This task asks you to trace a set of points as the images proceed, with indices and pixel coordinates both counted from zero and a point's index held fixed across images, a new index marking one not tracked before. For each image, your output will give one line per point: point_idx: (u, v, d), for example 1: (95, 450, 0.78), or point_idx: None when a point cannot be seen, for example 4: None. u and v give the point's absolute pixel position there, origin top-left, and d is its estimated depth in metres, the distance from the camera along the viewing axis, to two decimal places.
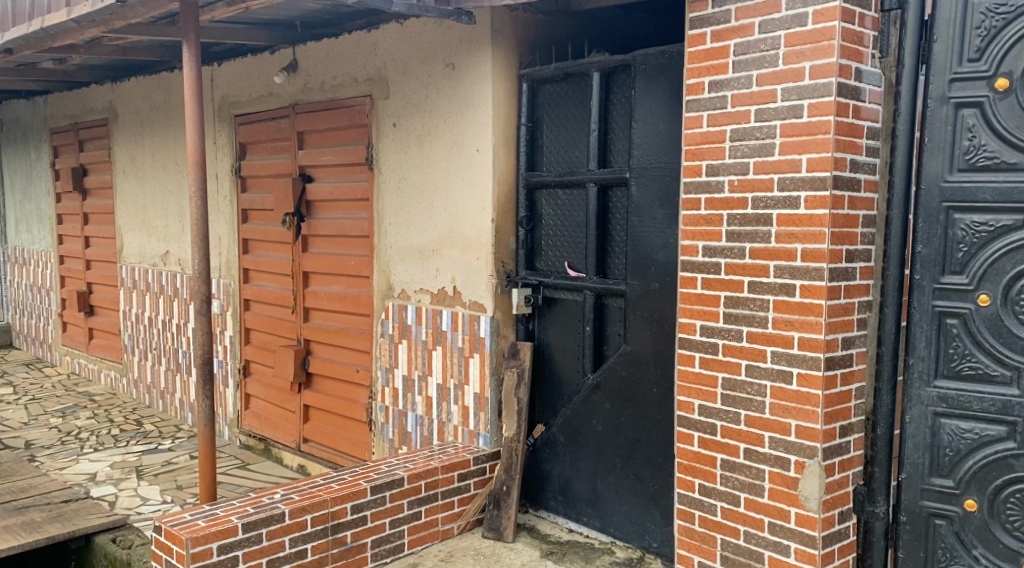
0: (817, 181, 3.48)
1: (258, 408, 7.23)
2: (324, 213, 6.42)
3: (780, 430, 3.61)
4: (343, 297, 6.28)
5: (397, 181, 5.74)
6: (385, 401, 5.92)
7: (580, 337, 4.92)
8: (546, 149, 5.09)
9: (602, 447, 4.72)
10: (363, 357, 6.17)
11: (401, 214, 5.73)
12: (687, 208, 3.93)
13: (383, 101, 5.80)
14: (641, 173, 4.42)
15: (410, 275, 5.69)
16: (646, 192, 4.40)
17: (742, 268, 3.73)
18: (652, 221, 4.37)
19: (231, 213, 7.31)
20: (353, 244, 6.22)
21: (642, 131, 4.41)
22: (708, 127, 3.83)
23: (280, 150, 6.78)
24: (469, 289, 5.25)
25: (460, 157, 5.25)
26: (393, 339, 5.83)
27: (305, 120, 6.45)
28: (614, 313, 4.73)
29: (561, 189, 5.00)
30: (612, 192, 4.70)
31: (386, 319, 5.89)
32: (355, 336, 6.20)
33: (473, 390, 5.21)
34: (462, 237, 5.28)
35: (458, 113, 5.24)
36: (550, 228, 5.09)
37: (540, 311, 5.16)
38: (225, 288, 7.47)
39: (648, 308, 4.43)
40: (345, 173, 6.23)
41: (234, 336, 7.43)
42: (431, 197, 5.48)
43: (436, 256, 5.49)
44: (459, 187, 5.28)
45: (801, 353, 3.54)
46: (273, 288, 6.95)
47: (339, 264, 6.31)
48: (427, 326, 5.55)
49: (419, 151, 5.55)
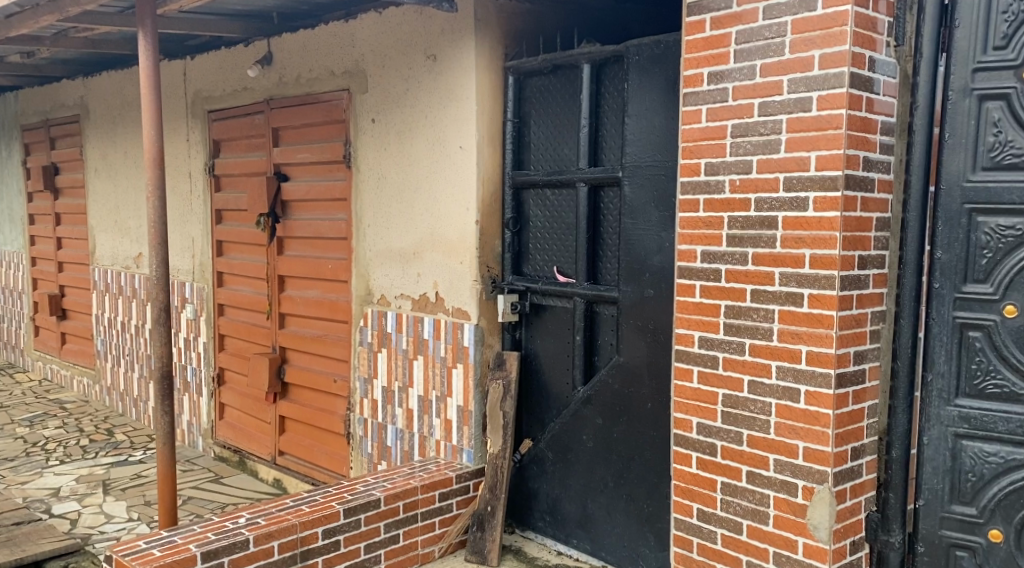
0: (827, 180, 3.18)
1: (232, 418, 6.94)
2: (300, 213, 6.12)
3: (786, 452, 3.31)
4: (320, 302, 5.97)
5: (377, 181, 5.43)
6: (363, 413, 5.61)
7: (570, 347, 4.61)
8: (534, 147, 4.79)
9: (593, 465, 4.42)
10: (341, 366, 5.87)
11: (381, 215, 5.42)
12: (684, 209, 3.62)
13: (361, 96, 5.48)
14: (634, 173, 4.11)
15: (390, 280, 5.38)
16: (640, 193, 4.09)
17: (744, 275, 3.42)
18: (646, 223, 4.07)
19: (205, 214, 7.01)
20: (330, 247, 5.91)
21: (636, 127, 4.10)
22: (707, 122, 3.52)
23: (254, 148, 6.46)
24: (451, 295, 4.93)
25: (443, 155, 4.94)
26: (371, 347, 5.52)
27: (281, 115, 6.13)
28: (606, 322, 4.42)
29: (549, 189, 4.70)
30: (604, 192, 4.39)
31: (365, 326, 5.57)
32: (332, 343, 5.89)
33: (456, 403, 4.91)
34: (445, 240, 4.97)
35: (440, 107, 4.93)
36: (539, 230, 4.79)
37: (528, 319, 4.85)
38: (199, 292, 7.17)
39: (643, 317, 4.12)
40: (322, 172, 5.92)
41: (208, 342, 7.13)
42: (413, 197, 5.16)
43: (417, 260, 5.18)
44: (441, 187, 4.96)
45: (810, 369, 3.24)
46: (248, 293, 6.67)
47: (315, 267, 6.00)
48: (408, 334, 5.24)
49: (400, 148, 5.23)
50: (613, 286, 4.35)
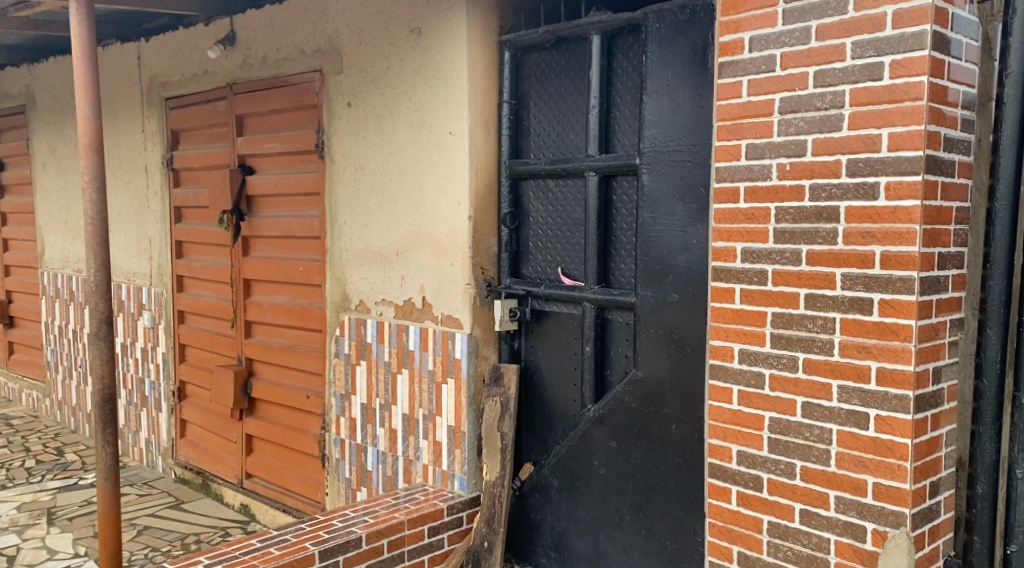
0: (903, 162, 2.64)
1: (194, 437, 6.34)
2: (267, 210, 5.53)
3: (851, 489, 2.78)
4: (290, 308, 5.38)
5: (354, 173, 4.84)
6: (340, 433, 5.02)
7: (577, 360, 4.05)
8: (533, 132, 4.22)
9: (606, 495, 3.86)
10: (315, 380, 5.29)
11: (359, 211, 4.83)
12: (720, 201, 3.07)
13: (335, 77, 4.89)
14: (654, 159, 3.57)
15: (369, 284, 4.80)
16: (664, 183, 3.54)
17: (797, 277, 2.88)
18: (669, 217, 3.53)
19: (163, 212, 6.38)
20: (302, 247, 5.32)
21: (655, 105, 3.56)
22: (749, 97, 2.97)
23: (217, 138, 5.86)
24: (440, 301, 4.36)
25: (430, 142, 4.36)
26: (349, 359, 4.93)
27: (246, 101, 5.53)
28: (619, 331, 3.87)
29: (551, 180, 4.14)
30: (616, 182, 3.84)
31: (342, 336, 4.98)
32: (304, 355, 5.31)
33: (447, 423, 4.34)
34: (433, 239, 4.39)
35: (426, 88, 4.36)
36: (539, 228, 4.22)
37: (527, 327, 4.29)
38: (157, 298, 6.54)
39: (667, 326, 3.57)
40: (291, 163, 5.33)
41: (167, 353, 6.51)
42: (396, 190, 4.59)
43: (400, 261, 4.60)
44: (428, 179, 4.39)
45: (881, 390, 2.70)
46: (211, 298, 6.07)
47: (285, 270, 5.40)
48: (390, 344, 4.66)
49: (380, 136, 4.65)
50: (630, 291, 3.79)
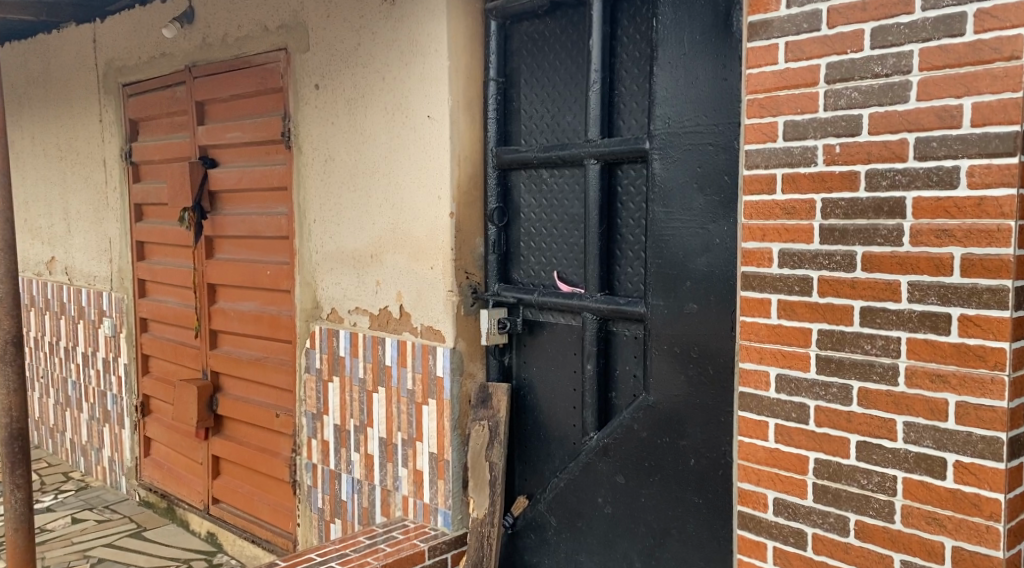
0: (993, 138, 2.07)
1: (159, 456, 5.79)
2: (232, 207, 4.97)
3: (923, 553, 2.21)
4: (258, 317, 4.83)
5: (325, 165, 4.28)
6: (312, 458, 4.46)
7: (576, 379, 3.48)
8: (524, 114, 3.65)
9: (613, 538, 3.29)
10: (284, 397, 4.73)
11: (330, 208, 4.27)
12: (749, 192, 2.53)
13: (301, 56, 4.32)
14: (668, 143, 3.01)
15: (342, 290, 4.24)
16: (680, 170, 2.98)
17: (850, 286, 2.32)
18: (686, 211, 2.97)
19: (123, 210, 5.82)
20: (268, 247, 4.76)
21: (668, 78, 3.00)
22: (787, 64, 2.42)
23: (178, 128, 5.29)
24: (421, 310, 3.81)
25: (407, 127, 3.81)
26: (321, 375, 4.37)
27: (206, 86, 4.96)
28: (624, 346, 3.30)
29: (545, 169, 3.56)
30: (622, 170, 3.27)
31: (312, 349, 4.42)
32: (273, 369, 4.76)
33: (428, 450, 3.80)
34: (411, 238, 3.84)
35: (401, 65, 3.80)
36: (532, 226, 3.65)
37: (519, 339, 3.72)
38: (118, 304, 5.98)
39: (683, 341, 3.01)
40: (256, 154, 4.77)
41: (129, 365, 5.95)
42: (370, 183, 4.03)
43: (375, 264, 4.04)
44: (406, 169, 3.83)
45: (963, 431, 2.14)
46: (174, 305, 5.52)
47: (251, 273, 4.85)
48: (365, 359, 4.11)
49: (352, 121, 4.09)
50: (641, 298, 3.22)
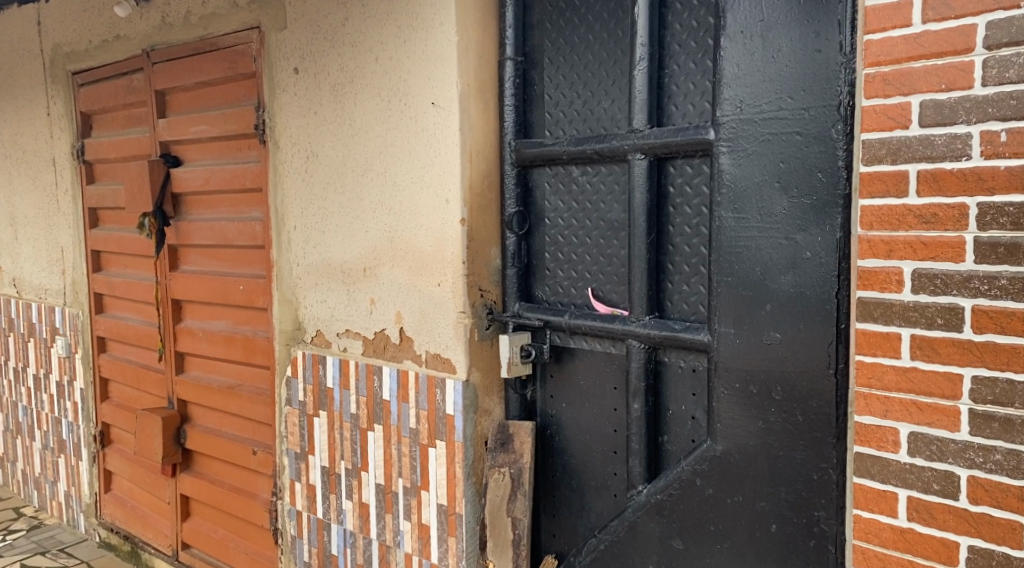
0: None
1: (120, 492, 5.13)
2: (198, 212, 4.33)
3: None
4: (230, 338, 4.20)
5: (307, 163, 3.66)
6: (296, 503, 3.85)
7: (617, 419, 2.89)
8: (547, 100, 3.05)
9: None
10: (263, 432, 4.11)
11: (314, 213, 3.66)
12: (865, 195, 1.98)
13: (277, 35, 3.69)
14: (740, 132, 2.43)
15: (331, 308, 3.63)
16: (756, 167, 2.40)
17: (1021, 320, 1.78)
18: (765, 218, 2.38)
19: (75, 215, 5.14)
20: (240, 258, 4.12)
21: (740, 51, 2.40)
22: (925, 26, 1.86)
23: (135, 121, 4.63)
24: (427, 335, 3.22)
25: (406, 116, 3.21)
26: (305, 409, 3.75)
27: (165, 72, 4.29)
28: (677, 381, 2.72)
29: (576, 166, 2.97)
30: (674, 167, 2.68)
31: (294, 379, 3.80)
32: (249, 399, 4.13)
33: (436, 501, 3.21)
34: (413, 250, 3.24)
35: (398, 43, 3.20)
36: (559, 234, 3.05)
37: (543, 369, 3.12)
38: (72, 321, 5.30)
39: (761, 379, 2.42)
40: (225, 151, 4.13)
41: (85, 389, 5.28)
42: (362, 184, 3.42)
43: (370, 279, 3.44)
44: (405, 167, 3.23)
45: None
46: (135, 323, 4.86)
47: (220, 288, 4.21)
48: (358, 392, 3.50)
49: (338, 111, 3.48)
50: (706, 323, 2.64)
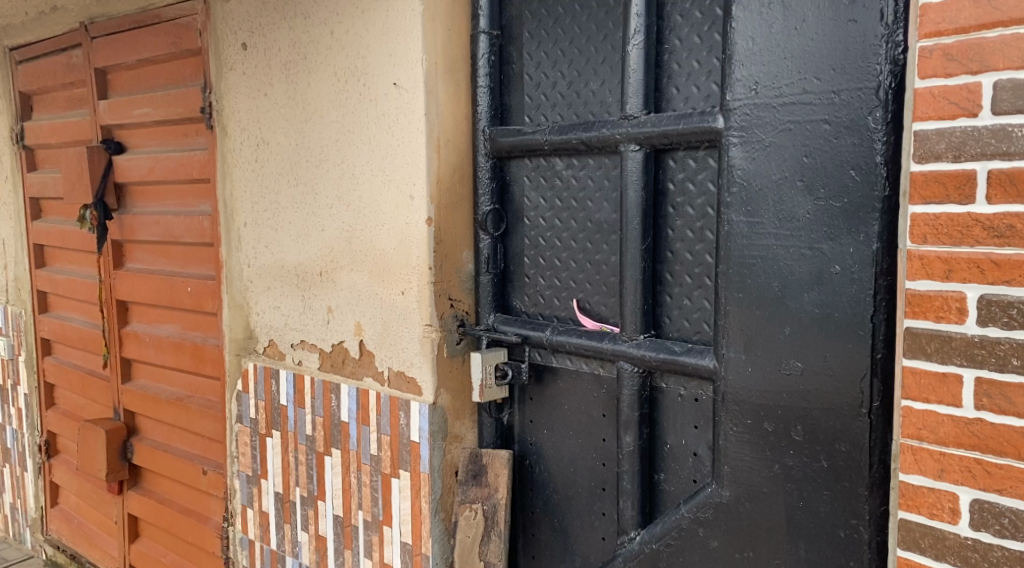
0: None
1: (66, 508, 4.72)
2: (143, 204, 3.90)
3: None
4: (178, 345, 3.78)
5: (257, 151, 3.24)
6: (248, 532, 3.46)
7: (605, 452, 2.50)
8: (527, 81, 2.64)
9: None
10: (214, 449, 3.71)
11: (265, 208, 3.24)
12: (916, 200, 1.64)
13: (224, 6, 3.26)
14: (754, 120, 2.02)
15: (285, 316, 3.22)
16: (774, 161, 1.99)
17: None
18: (785, 223, 1.98)
19: (16, 205, 4.71)
20: (189, 257, 3.71)
21: (756, 22, 1.99)
22: None
23: (76, 103, 4.20)
24: (390, 350, 2.82)
25: (365, 98, 2.79)
26: (257, 428, 3.35)
27: (105, 48, 3.86)
28: (677, 412, 2.33)
29: (560, 158, 2.56)
30: (675, 160, 2.28)
31: (245, 394, 3.40)
32: (198, 413, 3.73)
33: (399, 539, 2.82)
34: (373, 252, 2.83)
35: (356, 14, 2.78)
36: (540, 236, 2.65)
37: (522, 391, 2.73)
38: (15, 321, 4.88)
39: (778, 416, 2.02)
40: (171, 137, 3.71)
41: (30, 396, 4.86)
42: (318, 176, 3.01)
43: (327, 285, 3.03)
44: (364, 157, 2.82)
45: None
46: (79, 324, 4.44)
47: (167, 290, 3.79)
48: (314, 411, 3.09)
49: (291, 92, 3.06)
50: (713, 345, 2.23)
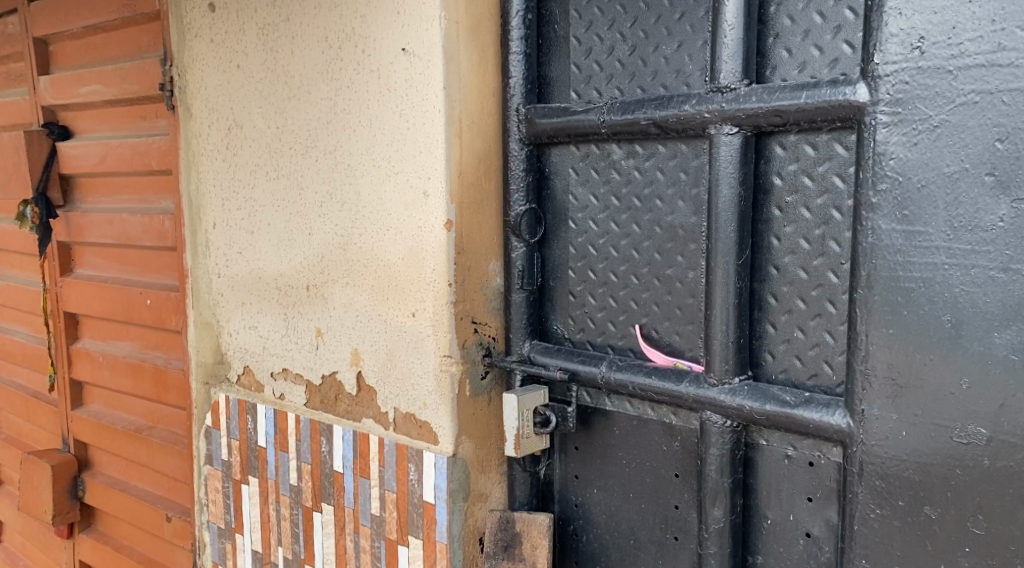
0: None
1: (10, 548, 4.10)
2: (94, 199, 3.29)
3: None
4: (137, 368, 3.19)
5: (228, 137, 2.65)
6: None
7: (680, 522, 1.95)
8: (574, 45, 2.07)
9: None
10: (181, 491, 3.12)
11: (240, 206, 2.65)
12: None
13: None
14: (918, 90, 1.47)
15: (263, 338, 2.64)
16: (949, 147, 1.45)
17: None
18: (965, 233, 1.44)
19: None
20: (148, 263, 3.11)
21: None
22: None
23: (15, 81, 3.57)
24: (397, 385, 2.25)
25: (365, 69, 2.22)
26: (230, 472, 2.76)
27: (46, 13, 3.24)
28: (782, 478, 1.78)
29: (619, 145, 1.99)
30: (785, 146, 1.72)
31: (215, 431, 2.81)
32: (160, 448, 3.14)
33: None
34: (375, 263, 2.26)
35: None
36: (590, 244, 2.09)
37: (564, 439, 2.17)
38: None
39: (947, 499, 1.49)
40: (124, 119, 3.10)
41: None
42: (303, 167, 2.43)
43: (315, 301, 2.45)
44: (363, 144, 2.24)
45: None
46: (23, 338, 3.82)
47: (123, 302, 3.19)
48: (301, 457, 2.51)
49: (270, 63, 2.47)
50: (840, 394, 1.67)
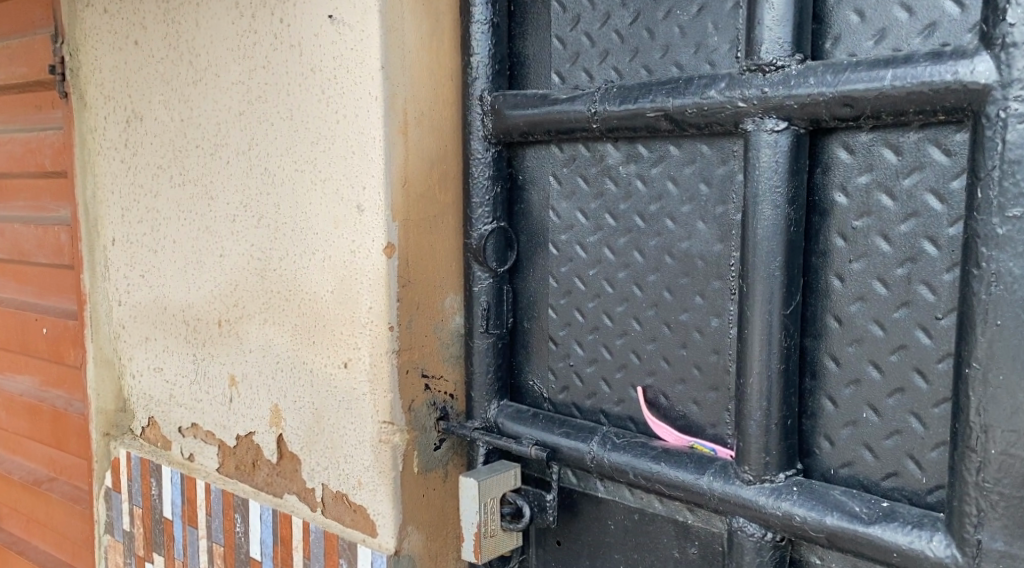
0: None
1: None
2: None
3: None
4: (34, 408, 2.65)
5: (127, 132, 2.12)
6: None
7: None
8: (558, 11, 1.55)
9: None
10: (84, 559, 2.59)
11: (141, 219, 2.12)
12: None
13: None
14: None
15: (170, 382, 2.11)
16: None
17: None
18: None
19: None
20: (45, 283, 2.57)
21: None
22: None
23: None
24: (325, 456, 1.73)
25: (283, 44, 1.69)
26: (133, 547, 2.24)
27: None
28: None
29: (615, 146, 1.48)
30: (853, 149, 1.21)
31: (116, 494, 2.29)
32: (61, 506, 2.61)
33: None
34: (297, 296, 1.74)
35: None
36: (577, 276, 1.57)
37: (541, 531, 1.65)
38: None
39: None
40: (16, 109, 2.56)
41: None
42: (212, 170, 1.90)
43: (228, 341, 1.93)
44: (282, 140, 1.72)
45: None
46: None
47: (19, 330, 2.66)
48: (213, 536, 1.99)
49: (172, 38, 1.94)
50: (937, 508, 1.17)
